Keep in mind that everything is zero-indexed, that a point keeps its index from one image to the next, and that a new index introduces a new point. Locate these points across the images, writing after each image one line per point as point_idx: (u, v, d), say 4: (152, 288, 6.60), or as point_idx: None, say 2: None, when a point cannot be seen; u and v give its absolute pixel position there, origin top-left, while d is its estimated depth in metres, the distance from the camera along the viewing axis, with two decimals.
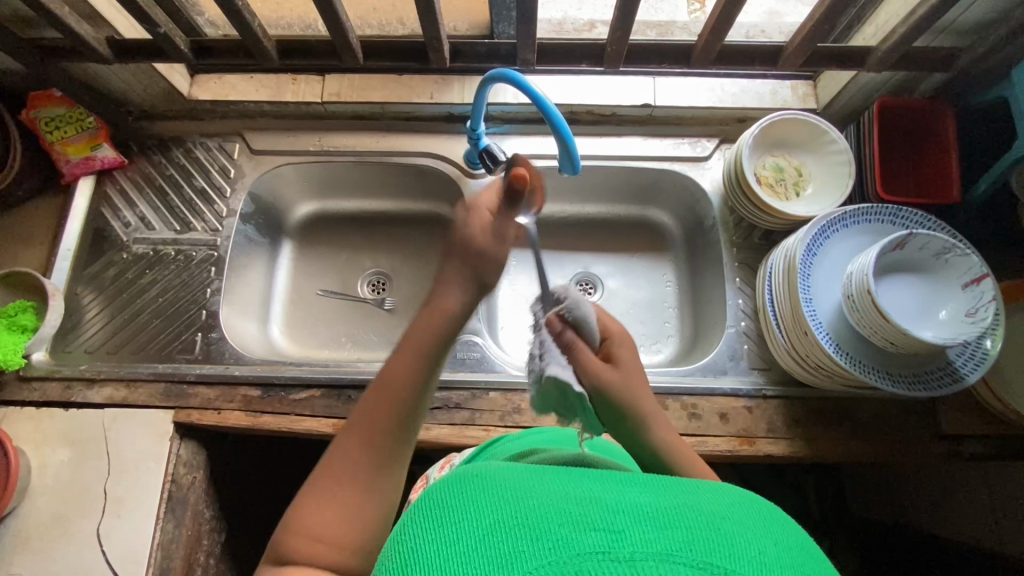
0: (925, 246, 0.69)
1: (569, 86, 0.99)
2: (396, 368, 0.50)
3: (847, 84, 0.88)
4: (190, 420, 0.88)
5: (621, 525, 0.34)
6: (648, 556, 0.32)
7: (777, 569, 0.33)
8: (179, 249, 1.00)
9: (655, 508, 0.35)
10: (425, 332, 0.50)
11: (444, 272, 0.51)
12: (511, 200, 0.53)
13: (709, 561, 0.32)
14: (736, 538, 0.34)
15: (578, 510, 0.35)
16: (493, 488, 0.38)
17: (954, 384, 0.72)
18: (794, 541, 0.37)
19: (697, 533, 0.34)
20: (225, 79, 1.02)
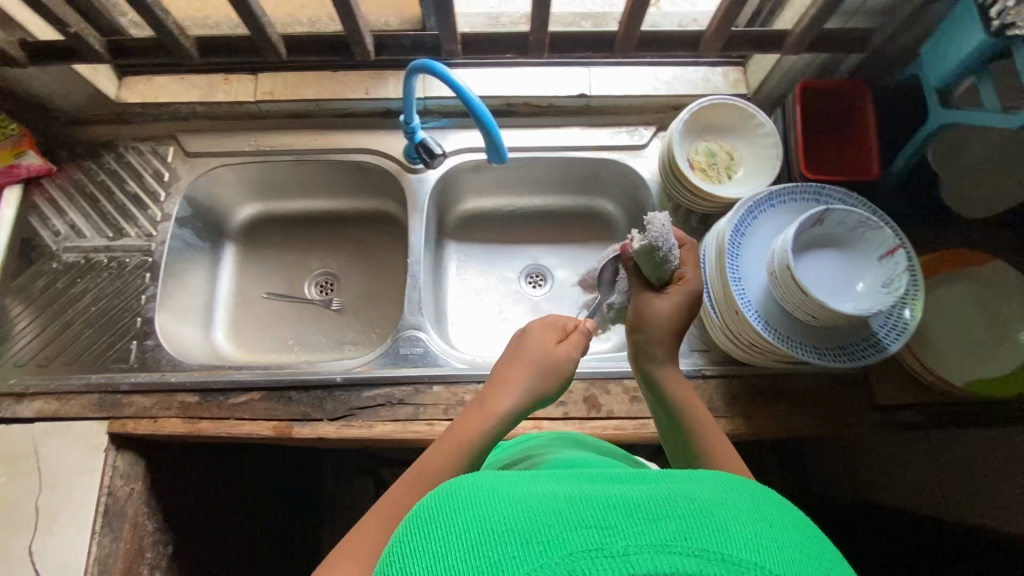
0: (842, 221, 0.71)
1: (504, 78, 1.00)
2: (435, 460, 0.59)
3: (772, 68, 0.90)
4: (125, 430, 0.85)
5: (614, 521, 0.35)
6: (644, 549, 0.33)
7: (769, 550, 0.34)
8: (112, 256, 0.97)
9: (647, 500, 0.36)
10: (470, 427, 0.64)
11: (507, 380, 0.69)
12: (576, 340, 0.75)
13: (705, 547, 0.33)
14: (727, 521, 0.35)
15: (566, 509, 0.36)
16: (484, 494, 0.39)
17: (877, 354, 0.74)
18: (790, 520, 0.38)
19: (690, 520, 0.35)
20: (154, 81, 1.00)
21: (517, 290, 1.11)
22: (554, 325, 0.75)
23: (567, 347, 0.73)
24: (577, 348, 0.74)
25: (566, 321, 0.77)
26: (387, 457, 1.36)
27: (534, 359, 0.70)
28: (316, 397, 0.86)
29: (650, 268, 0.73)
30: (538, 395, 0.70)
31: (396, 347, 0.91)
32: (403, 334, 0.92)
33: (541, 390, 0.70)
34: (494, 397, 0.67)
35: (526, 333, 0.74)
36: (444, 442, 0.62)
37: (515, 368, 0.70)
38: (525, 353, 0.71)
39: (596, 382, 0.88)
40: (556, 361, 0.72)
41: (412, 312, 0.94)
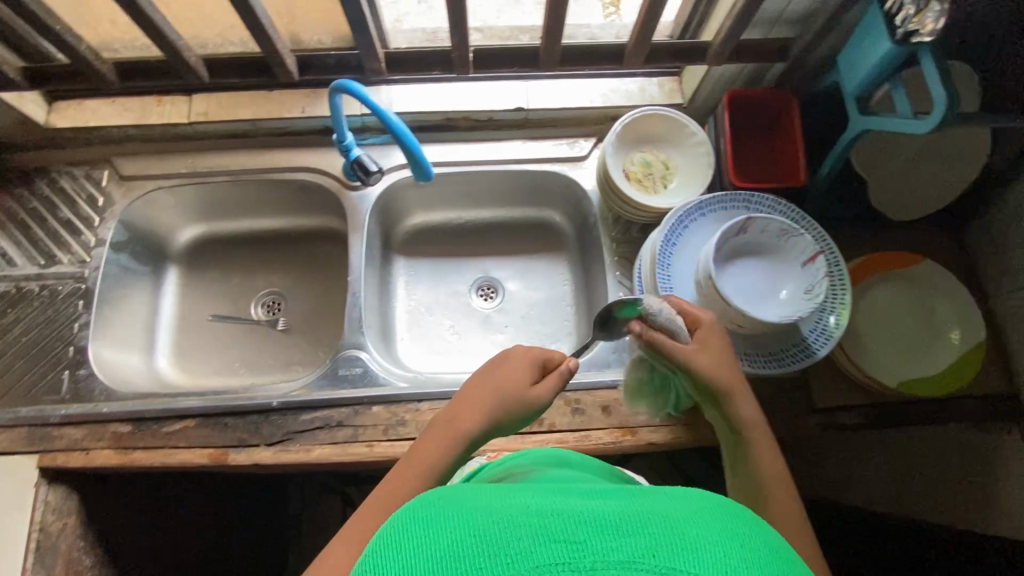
0: (765, 229, 0.72)
1: (441, 94, 1.00)
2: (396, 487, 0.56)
3: (702, 78, 0.91)
4: (55, 464, 0.84)
5: (583, 536, 0.33)
6: (610, 565, 0.32)
7: (746, 566, 0.33)
8: (44, 284, 0.95)
9: (619, 514, 0.35)
10: (430, 455, 0.59)
11: (471, 401, 0.63)
12: (556, 378, 0.67)
13: (672, 565, 0.32)
14: (702, 539, 0.33)
15: (538, 521, 0.34)
16: (456, 506, 0.36)
17: (806, 358, 0.75)
18: (769, 539, 0.36)
19: (660, 538, 0.33)
20: (85, 104, 0.99)
21: (468, 304, 1.10)
22: (535, 357, 0.67)
23: (543, 385, 0.65)
24: (555, 387, 0.67)
25: (549, 356, 0.68)
26: (353, 475, 1.33)
27: (499, 388, 0.63)
28: (253, 422, 0.85)
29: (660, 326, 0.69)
30: (497, 426, 0.64)
31: (335, 368, 0.90)
32: (343, 354, 0.91)
33: (499, 420, 0.63)
34: (453, 421, 0.62)
35: (502, 357, 0.66)
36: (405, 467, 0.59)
37: (482, 390, 0.64)
38: (495, 376, 0.64)
39: None
40: (527, 397, 0.64)
41: (352, 332, 0.93)
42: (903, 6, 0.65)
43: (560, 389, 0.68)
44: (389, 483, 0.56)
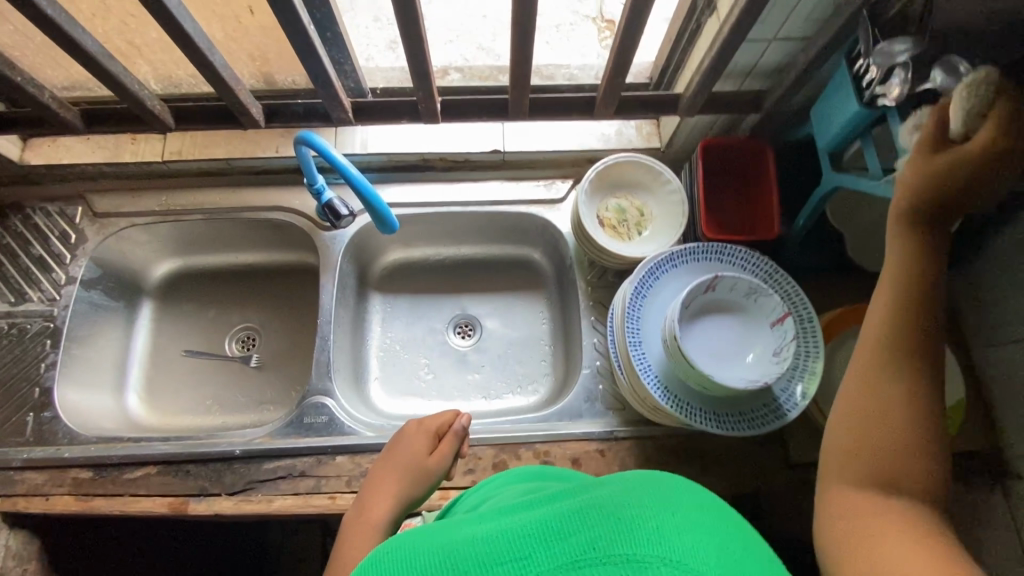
0: (733, 287, 0.71)
1: (417, 134, 1.00)
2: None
3: (678, 125, 0.90)
4: (15, 509, 0.83)
5: (527, 551, 0.37)
6: (555, 572, 0.35)
7: (675, 539, 0.36)
8: (13, 322, 0.94)
9: (557, 521, 0.39)
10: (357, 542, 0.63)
11: (381, 487, 0.71)
12: (452, 441, 0.75)
13: (608, 554, 0.35)
14: (632, 520, 0.37)
15: (485, 550, 0.38)
16: (415, 554, 0.41)
17: (776, 420, 0.73)
18: (700, 506, 0.40)
19: (597, 529, 0.37)
20: (59, 142, 0.98)
21: (444, 342, 1.09)
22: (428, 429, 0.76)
23: (440, 450, 0.73)
24: (451, 449, 0.74)
25: (438, 424, 0.76)
26: None
27: (402, 464, 0.72)
28: (215, 470, 0.83)
29: (962, 115, 0.52)
30: (407, 501, 0.71)
31: (301, 415, 0.87)
32: (309, 400, 0.89)
33: (408, 493, 0.71)
34: (368, 506, 0.69)
35: (398, 439, 0.75)
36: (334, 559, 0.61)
37: (387, 475, 0.72)
38: (394, 460, 0.73)
39: (506, 447, 0.86)
40: (428, 468, 0.72)
41: (320, 376, 0.91)
42: (868, 69, 0.64)
43: (458, 442, 0.76)
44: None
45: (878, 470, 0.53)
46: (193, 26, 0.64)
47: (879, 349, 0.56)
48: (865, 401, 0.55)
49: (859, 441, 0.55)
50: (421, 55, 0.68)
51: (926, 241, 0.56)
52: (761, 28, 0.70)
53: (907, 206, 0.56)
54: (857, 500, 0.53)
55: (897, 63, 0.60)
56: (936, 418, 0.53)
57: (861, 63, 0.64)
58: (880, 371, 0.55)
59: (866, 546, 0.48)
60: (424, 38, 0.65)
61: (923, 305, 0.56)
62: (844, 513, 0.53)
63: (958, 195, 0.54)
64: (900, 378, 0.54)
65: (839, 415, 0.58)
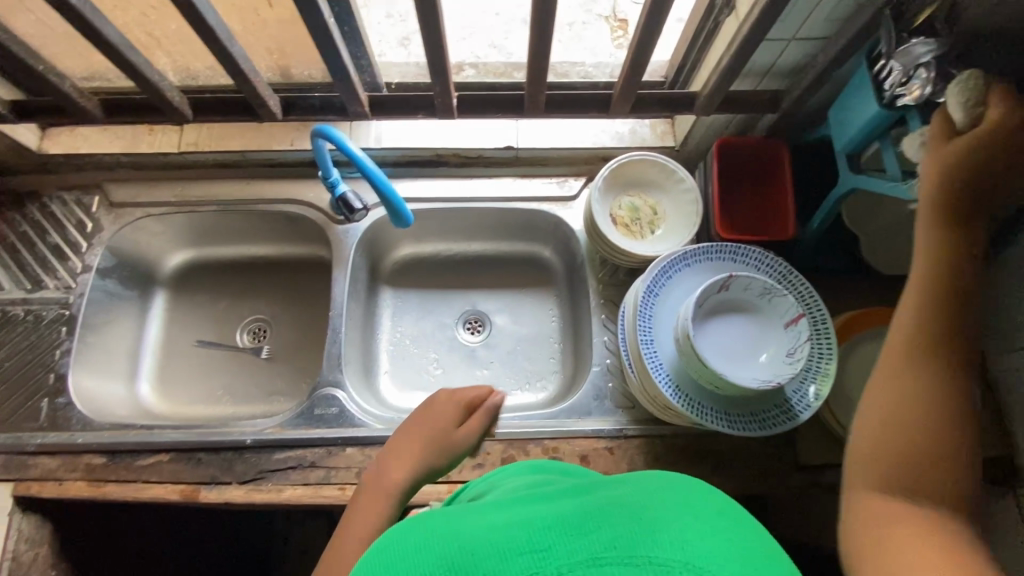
0: (748, 287, 0.71)
1: (431, 130, 1.00)
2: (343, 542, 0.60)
3: (693, 124, 0.90)
4: (29, 493, 0.84)
5: (547, 543, 0.37)
6: (576, 565, 0.35)
7: (698, 543, 0.36)
8: (29, 309, 0.95)
9: (580, 517, 0.39)
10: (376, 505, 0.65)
11: (404, 451, 0.72)
12: (482, 415, 0.75)
13: (631, 554, 0.35)
14: (656, 523, 0.37)
15: (505, 540, 0.38)
16: (433, 542, 0.40)
17: (788, 422, 0.73)
18: (717, 511, 0.40)
19: (621, 528, 0.37)
20: (77, 132, 0.99)
21: (454, 337, 1.09)
22: (461, 399, 0.76)
23: (470, 425, 0.74)
24: (479, 424, 0.74)
25: (472, 395, 0.76)
26: None
27: (429, 433, 0.73)
28: (226, 459, 0.84)
29: (960, 108, 0.53)
30: (427, 471, 0.71)
31: (311, 407, 0.88)
32: (320, 392, 0.90)
33: (430, 464, 0.71)
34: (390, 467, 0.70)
35: (427, 406, 0.75)
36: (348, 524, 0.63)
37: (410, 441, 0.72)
38: (421, 426, 0.74)
39: (515, 442, 0.86)
40: (453, 438, 0.73)
41: (331, 368, 0.92)
42: (891, 70, 0.63)
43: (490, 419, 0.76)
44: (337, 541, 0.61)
45: (903, 474, 0.53)
46: (215, 17, 0.65)
47: (908, 354, 0.56)
48: (891, 405, 0.56)
49: (881, 443, 0.55)
50: (439, 50, 0.68)
51: (961, 245, 0.56)
52: (781, 27, 0.69)
53: (941, 208, 0.56)
54: (881, 504, 0.53)
55: (921, 64, 0.59)
56: (962, 421, 0.53)
57: (882, 64, 0.64)
58: (909, 375, 0.56)
59: (889, 551, 0.48)
60: (443, 33, 0.65)
61: (956, 312, 0.56)
62: (869, 517, 0.53)
63: (982, 195, 0.55)
64: (930, 384, 0.54)
65: (862, 419, 0.58)
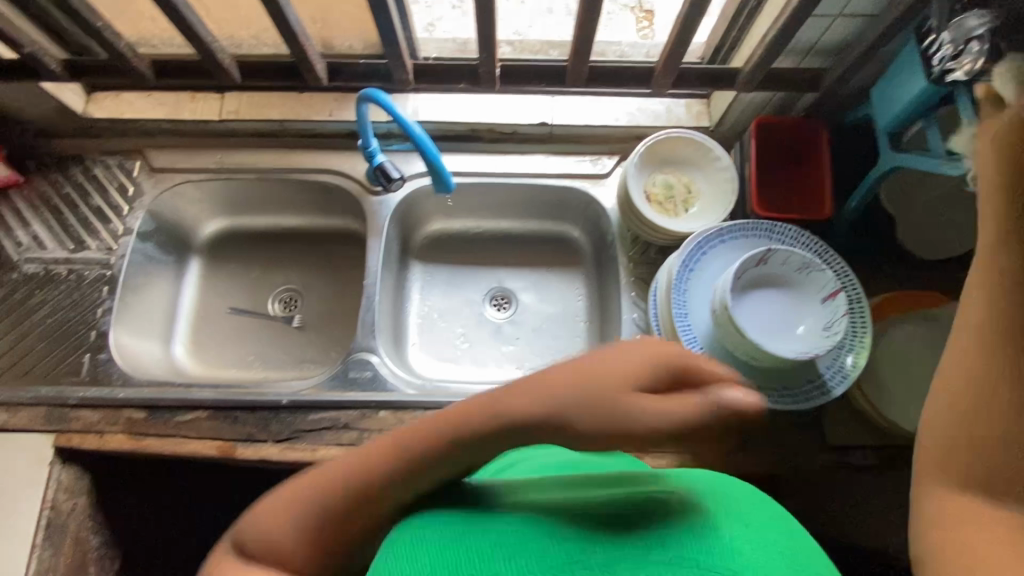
0: (786, 261, 0.71)
1: (468, 105, 1.01)
2: (381, 455, 0.48)
3: (731, 103, 0.90)
4: (71, 444, 0.86)
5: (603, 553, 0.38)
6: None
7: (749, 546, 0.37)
8: (72, 268, 0.97)
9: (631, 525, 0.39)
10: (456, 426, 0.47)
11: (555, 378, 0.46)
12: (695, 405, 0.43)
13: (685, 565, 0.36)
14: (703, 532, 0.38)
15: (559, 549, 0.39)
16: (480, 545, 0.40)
17: (821, 396, 0.73)
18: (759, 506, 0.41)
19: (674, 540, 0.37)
20: (123, 98, 1.02)
21: (481, 313, 1.10)
22: (661, 364, 0.45)
23: (659, 407, 0.43)
24: (670, 415, 0.43)
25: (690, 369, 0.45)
26: None
27: (596, 379, 0.45)
28: (262, 417, 0.86)
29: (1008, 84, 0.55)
30: (568, 422, 0.44)
31: (345, 369, 0.91)
32: (353, 356, 0.92)
33: (566, 423, 0.44)
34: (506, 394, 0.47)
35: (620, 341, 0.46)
36: (406, 437, 0.48)
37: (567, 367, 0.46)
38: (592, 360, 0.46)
39: None
40: (623, 409, 0.43)
41: (365, 335, 0.94)
42: (940, 45, 0.64)
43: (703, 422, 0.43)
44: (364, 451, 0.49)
45: (982, 471, 0.49)
46: None
47: (979, 339, 0.53)
48: (960, 398, 0.52)
49: (952, 439, 0.51)
50: (489, 17, 0.69)
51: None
52: (829, 2, 0.70)
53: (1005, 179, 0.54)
54: (957, 504, 0.49)
55: (972, 37, 0.60)
56: None
57: (932, 39, 0.65)
58: (977, 362, 0.52)
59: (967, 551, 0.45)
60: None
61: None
62: (947, 519, 0.48)
63: None
64: (994, 373, 0.51)
65: (930, 416, 0.55)
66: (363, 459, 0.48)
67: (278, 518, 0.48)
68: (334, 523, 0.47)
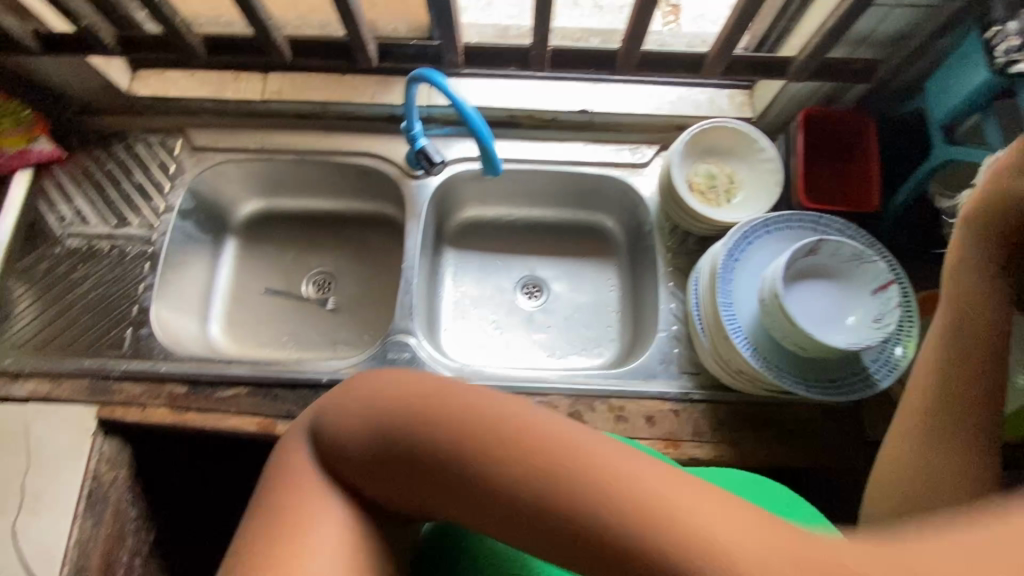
0: (836, 252, 0.71)
1: (508, 91, 1.01)
2: (447, 428, 0.46)
3: (777, 93, 0.89)
4: (113, 417, 0.87)
5: None
6: None
7: None
8: (114, 244, 0.99)
9: None
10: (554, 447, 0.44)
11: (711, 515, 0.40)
12: None
13: None
14: None
15: None
16: None
17: (867, 389, 0.74)
18: None
19: None
20: (167, 76, 1.03)
21: (512, 301, 1.11)
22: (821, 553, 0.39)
23: None
24: None
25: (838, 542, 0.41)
26: None
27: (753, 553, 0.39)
28: (302, 395, 0.87)
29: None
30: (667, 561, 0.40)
31: (384, 351, 0.91)
32: (392, 338, 0.93)
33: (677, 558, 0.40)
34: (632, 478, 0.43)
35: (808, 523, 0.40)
36: (491, 422, 0.46)
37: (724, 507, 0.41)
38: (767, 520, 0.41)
39: (582, 399, 0.87)
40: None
41: (403, 317, 0.94)
42: (1005, 37, 0.63)
43: None
44: (428, 410, 0.47)
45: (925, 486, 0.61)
46: None
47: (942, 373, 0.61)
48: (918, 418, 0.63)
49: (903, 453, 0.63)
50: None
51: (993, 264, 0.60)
52: None
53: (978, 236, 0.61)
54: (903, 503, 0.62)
55: None
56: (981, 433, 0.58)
57: (996, 30, 0.64)
58: (921, 442, 0.62)
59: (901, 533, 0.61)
60: None
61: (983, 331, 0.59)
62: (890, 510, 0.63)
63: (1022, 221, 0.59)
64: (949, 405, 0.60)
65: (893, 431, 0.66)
66: (428, 423, 0.46)
67: (353, 426, 0.49)
68: (381, 460, 0.48)
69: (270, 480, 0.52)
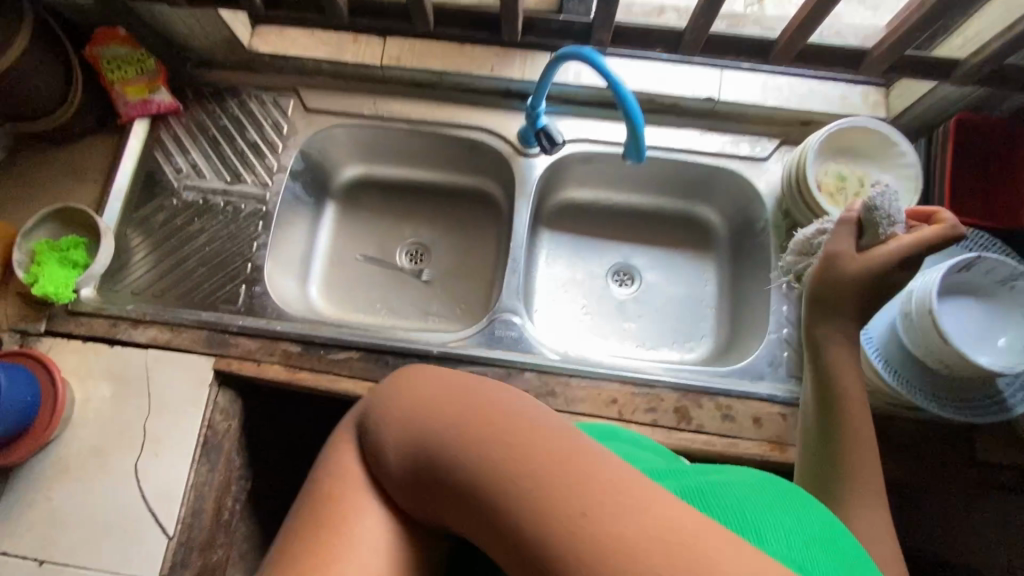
0: (992, 271, 0.71)
1: (636, 71, 0.98)
2: (452, 441, 0.40)
3: (925, 95, 0.86)
4: (230, 369, 0.89)
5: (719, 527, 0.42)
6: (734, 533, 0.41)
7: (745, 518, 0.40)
8: (227, 201, 1.00)
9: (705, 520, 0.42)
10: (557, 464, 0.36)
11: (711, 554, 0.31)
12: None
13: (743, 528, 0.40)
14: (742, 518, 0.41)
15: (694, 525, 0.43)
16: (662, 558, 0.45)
17: (1000, 413, 0.73)
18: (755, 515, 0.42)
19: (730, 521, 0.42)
20: (286, 33, 1.02)
21: (604, 287, 1.10)
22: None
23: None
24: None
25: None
26: None
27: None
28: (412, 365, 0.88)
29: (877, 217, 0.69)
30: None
31: (491, 328, 0.92)
32: (498, 317, 0.93)
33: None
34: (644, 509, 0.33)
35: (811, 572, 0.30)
36: (517, 438, 0.38)
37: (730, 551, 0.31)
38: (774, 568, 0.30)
39: (689, 394, 0.87)
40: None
41: (510, 296, 0.95)
42: None
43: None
44: (452, 408, 0.42)
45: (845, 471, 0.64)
46: None
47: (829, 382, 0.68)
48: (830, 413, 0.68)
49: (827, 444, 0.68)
50: None
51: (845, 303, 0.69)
52: None
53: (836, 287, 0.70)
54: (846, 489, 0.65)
55: None
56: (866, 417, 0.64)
57: None
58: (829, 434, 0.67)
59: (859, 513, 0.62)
60: None
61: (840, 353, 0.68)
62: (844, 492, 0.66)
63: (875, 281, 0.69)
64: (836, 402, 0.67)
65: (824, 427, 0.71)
66: (456, 433, 0.40)
67: (387, 415, 0.45)
68: (416, 471, 0.42)
69: (314, 483, 0.49)
